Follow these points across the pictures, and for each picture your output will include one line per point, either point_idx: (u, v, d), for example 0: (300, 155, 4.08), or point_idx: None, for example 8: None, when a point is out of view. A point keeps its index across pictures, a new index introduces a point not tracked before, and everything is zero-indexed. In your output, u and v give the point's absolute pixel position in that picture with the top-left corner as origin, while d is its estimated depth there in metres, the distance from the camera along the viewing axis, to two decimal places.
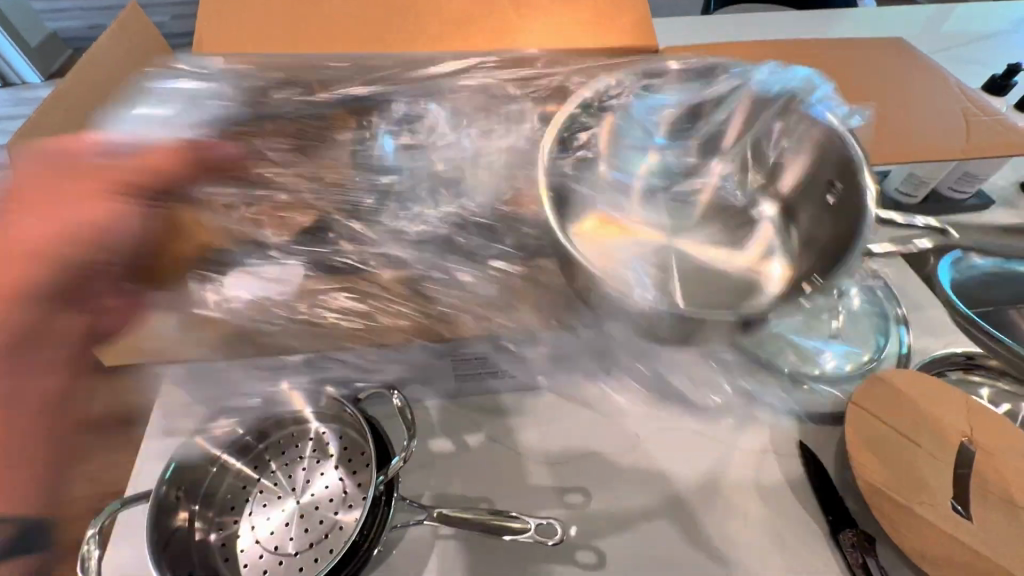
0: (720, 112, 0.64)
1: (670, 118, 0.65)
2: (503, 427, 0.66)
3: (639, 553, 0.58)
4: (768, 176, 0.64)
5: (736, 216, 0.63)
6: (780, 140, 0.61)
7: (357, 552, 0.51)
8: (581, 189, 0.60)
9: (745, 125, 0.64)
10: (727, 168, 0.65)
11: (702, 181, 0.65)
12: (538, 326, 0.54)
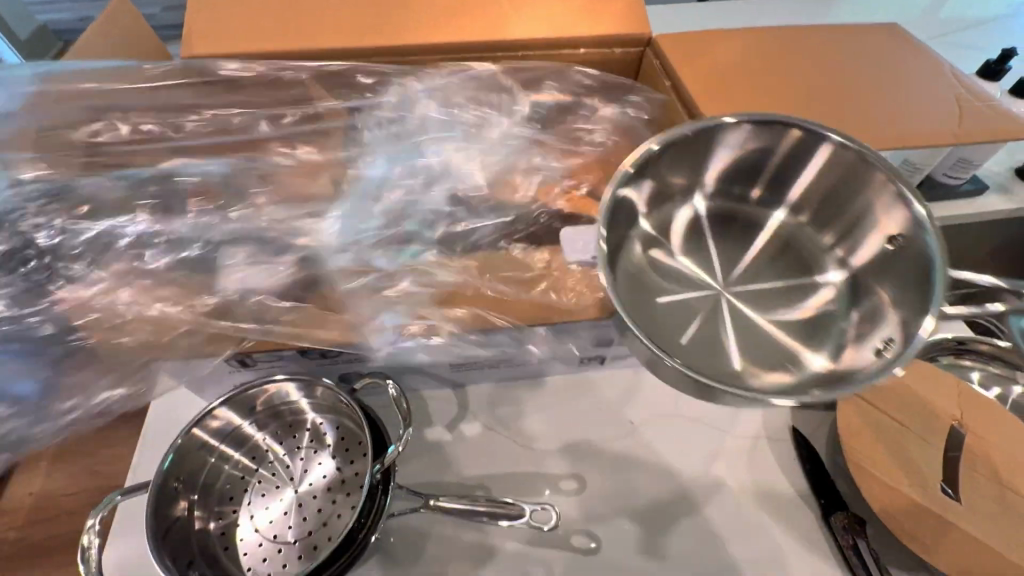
0: (796, 167, 0.59)
1: (725, 170, 0.61)
2: (501, 416, 0.66)
3: (633, 537, 0.59)
4: (845, 236, 0.59)
5: (795, 274, 0.60)
6: (855, 215, 0.58)
7: (353, 542, 0.52)
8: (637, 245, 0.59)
9: (820, 179, 0.59)
10: (800, 225, 0.62)
11: (765, 237, 0.62)
12: (533, 317, 0.54)
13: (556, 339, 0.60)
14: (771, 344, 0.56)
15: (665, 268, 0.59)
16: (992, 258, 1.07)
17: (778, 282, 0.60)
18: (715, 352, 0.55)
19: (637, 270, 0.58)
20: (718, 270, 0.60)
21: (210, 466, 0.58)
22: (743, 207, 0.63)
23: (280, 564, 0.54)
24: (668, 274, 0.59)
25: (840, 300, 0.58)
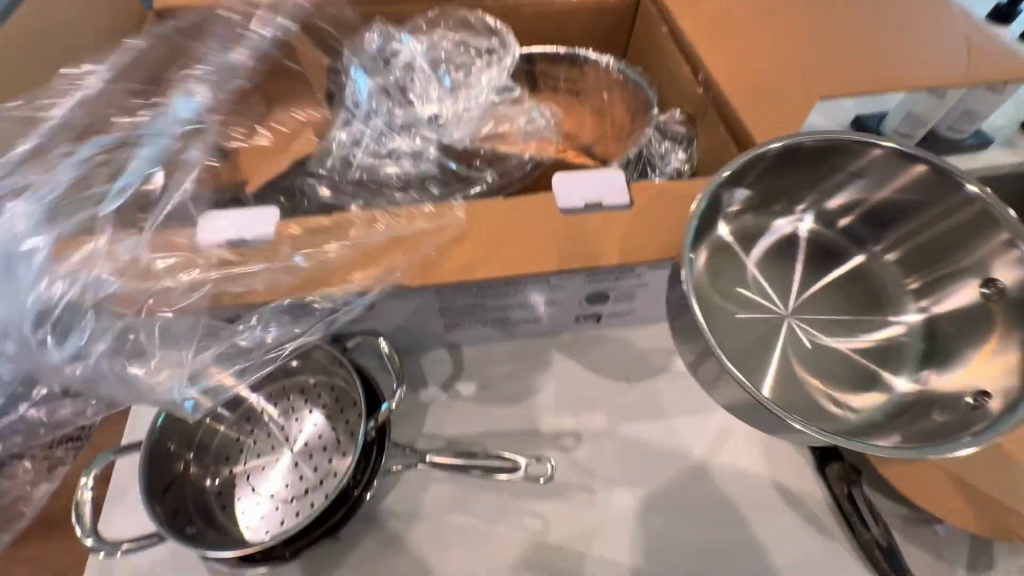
0: (905, 214, 0.56)
1: (838, 200, 0.58)
2: (499, 375, 0.65)
3: (631, 491, 0.59)
4: (928, 283, 0.57)
5: (863, 305, 0.59)
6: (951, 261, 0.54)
7: (350, 496, 0.52)
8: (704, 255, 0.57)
9: (927, 227, 0.55)
10: (885, 261, 0.59)
11: (846, 271, 0.60)
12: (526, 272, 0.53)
13: (554, 294, 0.59)
14: (840, 368, 0.56)
15: (733, 265, 0.58)
16: None
17: (847, 312, 0.58)
18: (794, 377, 0.55)
19: (709, 279, 0.57)
20: (795, 293, 0.59)
21: (203, 426, 0.57)
22: (826, 232, 0.60)
23: (277, 521, 0.54)
24: (743, 293, 0.57)
25: (912, 341, 0.56)
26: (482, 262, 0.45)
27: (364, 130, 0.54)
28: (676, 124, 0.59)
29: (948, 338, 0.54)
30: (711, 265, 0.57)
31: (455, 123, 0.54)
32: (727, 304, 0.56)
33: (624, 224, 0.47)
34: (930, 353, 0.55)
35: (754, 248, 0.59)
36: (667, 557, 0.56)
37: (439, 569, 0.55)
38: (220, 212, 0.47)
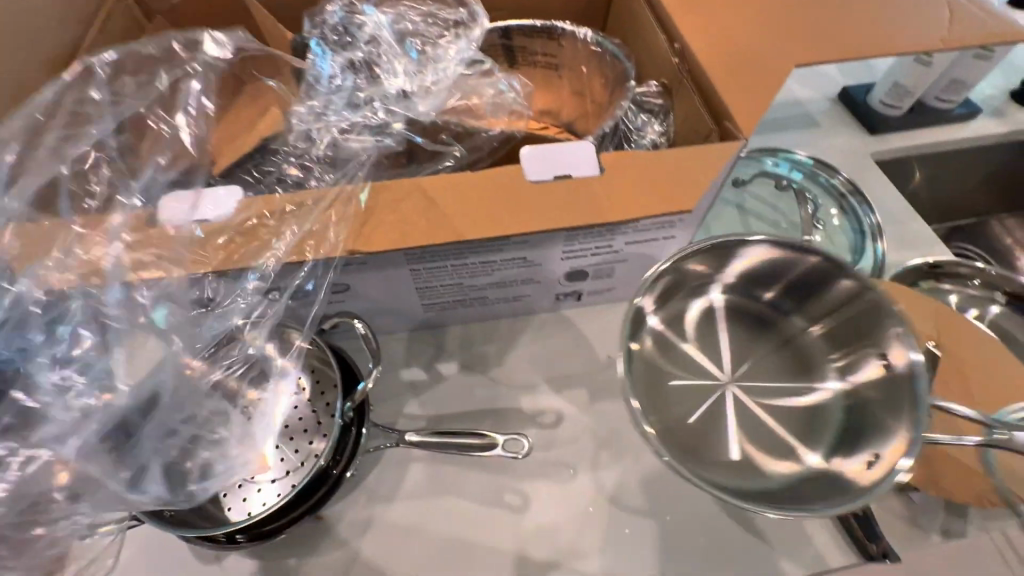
0: (818, 285, 0.56)
1: (757, 271, 0.57)
2: (480, 356, 0.65)
3: (611, 468, 0.59)
4: (850, 360, 0.55)
5: (790, 373, 0.58)
6: (851, 333, 0.55)
7: (329, 476, 0.53)
8: (652, 337, 0.57)
9: (839, 305, 0.55)
10: (812, 333, 0.58)
11: (773, 338, 0.59)
12: (500, 252, 0.53)
13: (531, 273, 0.58)
14: (759, 436, 0.54)
15: (670, 353, 0.58)
16: (984, 188, 1.05)
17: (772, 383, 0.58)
18: (714, 442, 0.54)
19: (645, 362, 0.56)
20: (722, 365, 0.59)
21: None
22: (754, 305, 0.60)
23: (257, 504, 0.52)
24: (674, 368, 0.57)
25: (835, 410, 0.54)
26: (446, 229, 0.44)
27: (329, 104, 0.52)
28: (653, 97, 0.59)
29: (861, 409, 0.52)
30: (655, 346, 0.57)
31: (423, 97, 0.52)
32: (660, 386, 0.56)
33: (594, 192, 0.46)
34: (844, 425, 0.52)
35: (699, 332, 0.59)
36: (651, 530, 0.56)
37: (421, 547, 0.55)
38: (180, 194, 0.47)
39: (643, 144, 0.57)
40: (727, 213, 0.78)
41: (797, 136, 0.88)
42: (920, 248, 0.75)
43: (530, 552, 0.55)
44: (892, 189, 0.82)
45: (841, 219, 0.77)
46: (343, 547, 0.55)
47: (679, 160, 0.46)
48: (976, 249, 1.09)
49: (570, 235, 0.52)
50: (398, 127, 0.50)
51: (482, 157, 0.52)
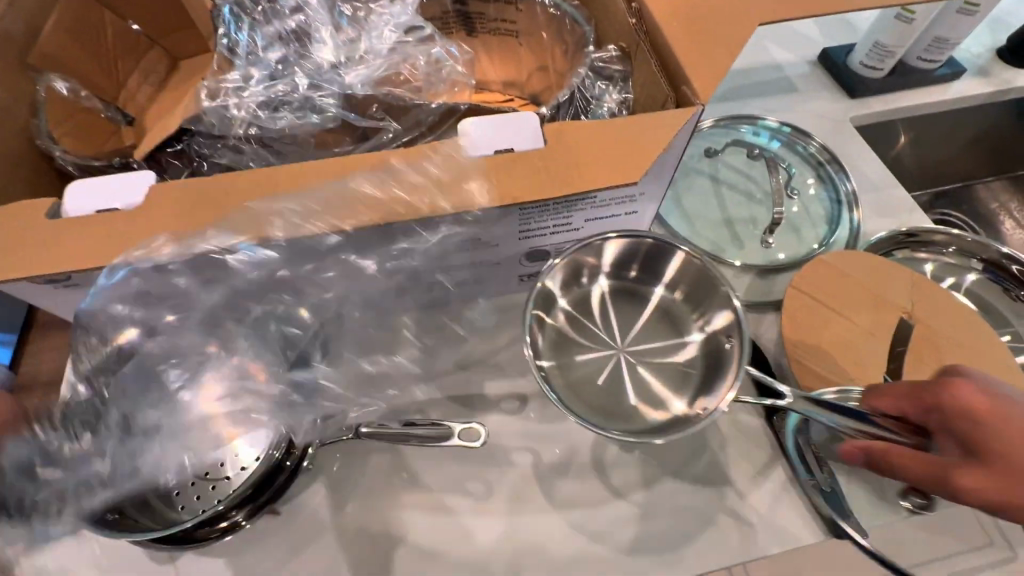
0: (665, 254, 0.56)
1: (623, 256, 0.57)
2: (441, 341, 0.62)
3: (576, 453, 0.58)
4: (707, 320, 0.55)
5: (665, 338, 0.57)
6: (697, 296, 0.56)
7: (284, 468, 0.53)
8: (561, 311, 0.57)
9: (683, 270, 0.56)
10: (675, 300, 0.58)
11: (651, 312, 0.59)
12: (447, 234, 0.50)
13: (487, 254, 0.55)
14: (628, 396, 0.54)
15: (581, 329, 0.58)
16: (969, 152, 1.02)
17: (643, 346, 0.58)
18: (617, 403, 0.54)
19: (552, 339, 0.56)
20: (613, 333, 0.58)
21: None
22: (625, 283, 0.59)
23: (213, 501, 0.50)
24: (582, 342, 0.57)
25: (697, 368, 0.55)
26: (377, 211, 0.41)
27: (254, 79, 0.48)
28: (613, 63, 0.55)
29: (715, 363, 0.53)
30: (569, 322, 0.58)
31: (358, 68, 0.49)
32: (566, 359, 0.56)
33: (550, 165, 0.42)
34: (701, 381, 0.53)
35: (601, 313, 0.58)
36: (615, 514, 0.55)
37: (382, 542, 0.54)
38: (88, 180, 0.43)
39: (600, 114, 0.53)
40: (700, 184, 0.75)
41: (773, 102, 0.84)
42: (897, 216, 0.73)
43: (493, 544, 0.54)
44: (870, 155, 0.79)
45: (818, 188, 0.74)
46: (301, 542, 0.54)
47: (637, 130, 0.43)
48: (961, 215, 1.07)
49: (523, 214, 0.49)
50: (329, 105, 0.47)
51: (421, 133, 0.48)
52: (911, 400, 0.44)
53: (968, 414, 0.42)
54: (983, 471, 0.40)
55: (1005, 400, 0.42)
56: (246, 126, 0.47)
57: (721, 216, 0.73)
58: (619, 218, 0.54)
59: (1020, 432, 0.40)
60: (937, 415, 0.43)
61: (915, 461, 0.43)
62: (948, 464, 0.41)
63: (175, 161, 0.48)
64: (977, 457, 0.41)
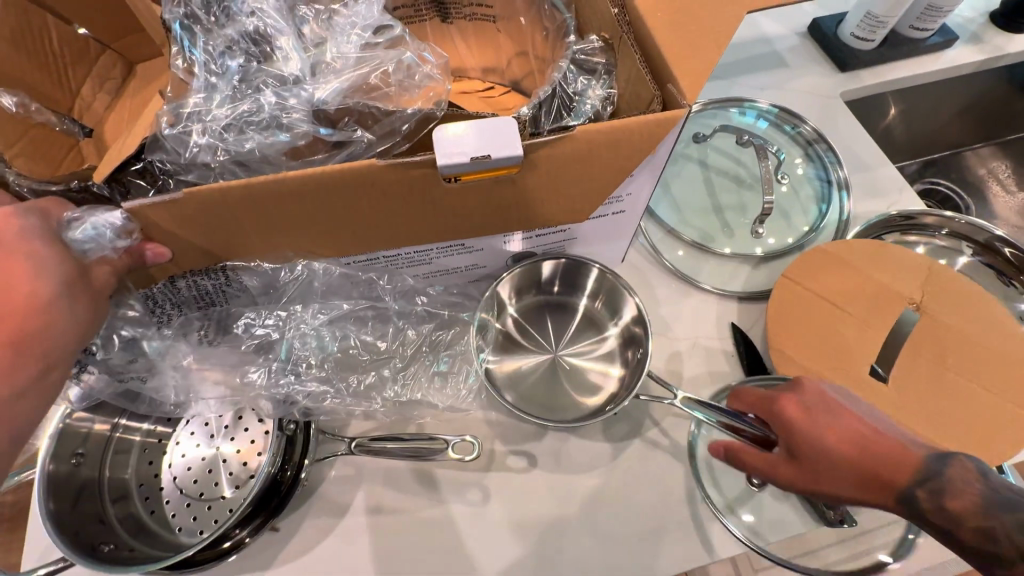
0: (585, 270, 0.59)
1: (555, 270, 0.59)
2: (437, 341, 0.58)
3: (575, 457, 0.56)
4: (624, 327, 0.59)
5: (592, 345, 0.60)
6: (608, 306, 0.60)
7: (284, 480, 0.51)
8: (509, 317, 0.60)
9: (599, 280, 0.59)
10: (596, 307, 0.61)
11: (579, 323, 0.61)
12: (431, 243, 0.48)
13: (475, 257, 0.53)
14: (551, 394, 0.57)
15: (525, 333, 0.60)
16: (958, 120, 1.00)
17: (570, 347, 0.60)
18: (550, 400, 0.56)
19: (498, 338, 0.59)
20: (551, 337, 0.60)
21: (114, 438, 0.54)
22: (555, 294, 0.61)
23: (211, 520, 0.51)
24: (525, 344, 0.59)
25: (617, 372, 0.58)
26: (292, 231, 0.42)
27: (214, 94, 0.45)
28: (596, 55, 0.52)
29: (631, 370, 0.56)
30: (516, 328, 0.60)
31: (326, 78, 0.46)
32: (515, 361, 0.58)
33: (531, 191, 0.43)
34: (618, 384, 0.57)
35: (549, 319, 0.61)
36: (618, 518, 0.54)
37: (381, 560, 0.52)
38: (70, 218, 0.38)
39: (584, 112, 0.51)
40: (689, 171, 0.74)
41: (761, 80, 0.82)
42: (888, 196, 0.72)
43: (496, 554, 0.52)
44: (859, 133, 0.77)
45: (806, 168, 0.73)
46: (297, 563, 0.52)
47: (617, 146, 0.41)
48: (951, 185, 1.06)
49: (505, 224, 0.47)
50: (299, 122, 0.44)
51: (397, 142, 0.45)
52: (758, 406, 0.46)
53: (784, 421, 0.42)
54: (791, 466, 0.42)
55: (827, 408, 0.42)
56: (209, 146, 0.43)
57: (711, 203, 0.71)
58: (606, 217, 0.52)
59: (837, 438, 0.40)
60: (769, 419, 0.44)
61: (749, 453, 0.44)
62: (771, 459, 0.43)
63: (138, 182, 0.44)
64: (789, 455, 0.42)
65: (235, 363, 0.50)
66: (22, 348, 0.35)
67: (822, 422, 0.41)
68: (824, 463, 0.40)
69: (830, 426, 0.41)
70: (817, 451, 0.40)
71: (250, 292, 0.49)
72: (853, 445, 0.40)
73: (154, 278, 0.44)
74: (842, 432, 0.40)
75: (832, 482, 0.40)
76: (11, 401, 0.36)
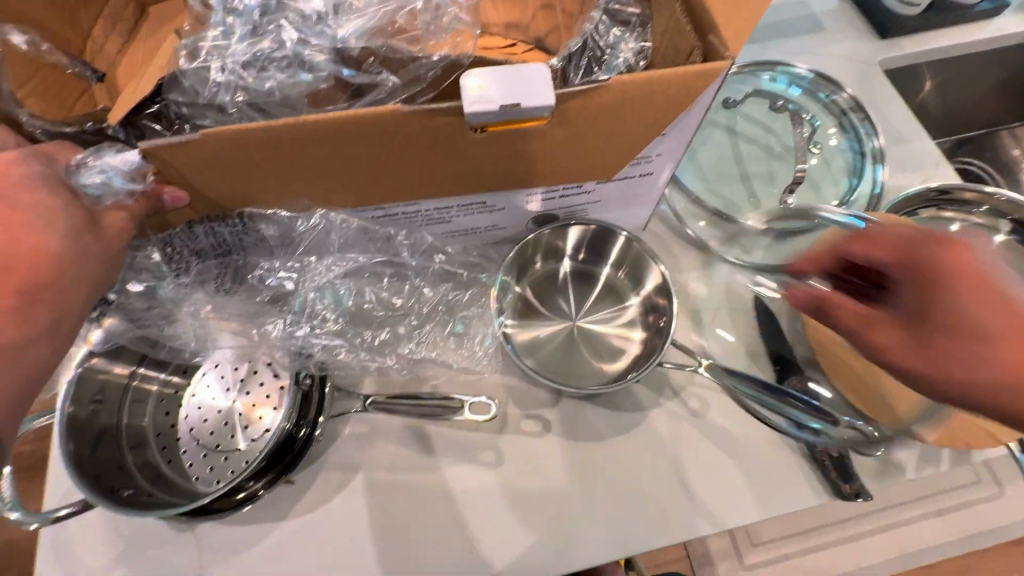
0: (609, 237, 0.58)
1: (579, 236, 0.58)
2: (453, 301, 0.57)
3: (591, 424, 0.56)
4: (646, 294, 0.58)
5: (611, 313, 0.59)
6: (631, 275, 0.59)
7: (298, 437, 0.52)
8: (529, 281, 0.59)
9: (624, 247, 0.58)
10: (618, 276, 0.60)
11: (600, 291, 0.60)
12: (452, 198, 0.46)
13: (495, 217, 0.52)
14: (570, 360, 0.56)
15: (545, 298, 0.59)
16: (999, 95, 0.96)
17: (591, 314, 0.59)
18: (568, 366, 0.56)
19: (517, 303, 0.58)
20: (571, 304, 0.59)
21: (132, 386, 0.54)
22: (576, 261, 0.60)
23: (227, 471, 0.52)
24: (544, 309, 0.59)
25: (635, 340, 0.57)
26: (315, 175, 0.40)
27: (234, 34, 0.43)
28: (627, 7, 0.49)
29: (651, 338, 0.56)
30: (535, 292, 0.59)
31: (350, 18, 0.44)
32: (533, 325, 0.58)
33: (559, 145, 0.42)
34: (637, 353, 0.56)
35: (570, 286, 0.60)
36: (633, 484, 0.54)
37: (396, 516, 0.52)
38: (79, 159, 0.37)
39: (615, 66, 0.47)
40: (716, 138, 0.71)
41: (796, 45, 0.78)
42: (923, 170, 0.69)
43: (509, 515, 0.52)
44: (897, 103, 0.74)
45: (839, 139, 0.70)
46: (313, 516, 0.52)
47: (656, 100, 0.39)
48: (983, 164, 1.02)
49: (529, 182, 0.46)
50: (322, 63, 0.42)
51: (422, 90, 0.43)
52: (893, 254, 0.42)
53: (942, 282, 0.39)
54: (903, 338, 0.41)
55: (997, 279, 0.39)
56: (230, 87, 0.42)
57: (738, 172, 0.69)
58: (632, 179, 0.50)
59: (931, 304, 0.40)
60: (911, 273, 0.41)
61: (876, 238, 0.43)
62: (874, 320, 0.42)
63: (153, 125, 0.42)
64: (923, 358, 0.40)
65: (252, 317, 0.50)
66: (37, 293, 0.35)
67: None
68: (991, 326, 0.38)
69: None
70: (953, 309, 0.39)
71: (267, 242, 0.48)
72: (911, 237, 0.41)
73: (171, 223, 0.42)
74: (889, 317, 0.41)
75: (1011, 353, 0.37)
76: (27, 347, 0.35)
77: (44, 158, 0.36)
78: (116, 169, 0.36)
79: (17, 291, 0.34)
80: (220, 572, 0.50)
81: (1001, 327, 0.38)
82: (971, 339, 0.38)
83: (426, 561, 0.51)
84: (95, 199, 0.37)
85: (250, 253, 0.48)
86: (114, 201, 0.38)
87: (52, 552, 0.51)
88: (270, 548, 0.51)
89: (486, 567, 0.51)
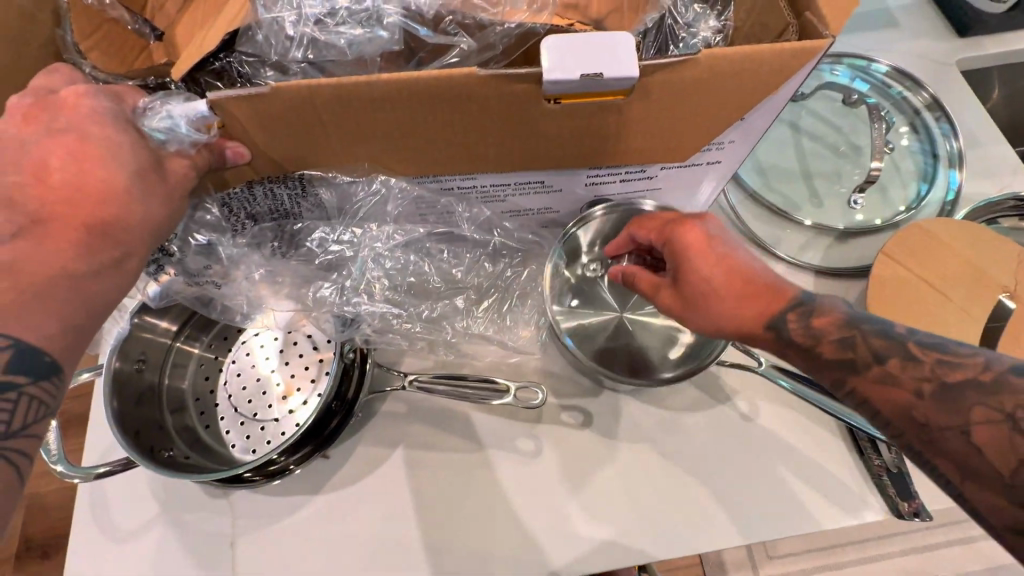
0: None
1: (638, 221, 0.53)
2: (510, 279, 0.56)
3: (633, 419, 0.54)
4: None
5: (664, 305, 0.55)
6: None
7: (335, 415, 0.50)
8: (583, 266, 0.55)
9: None
10: None
11: None
12: (513, 175, 0.45)
13: (551, 200, 0.50)
14: (619, 352, 0.53)
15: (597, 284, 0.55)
16: None
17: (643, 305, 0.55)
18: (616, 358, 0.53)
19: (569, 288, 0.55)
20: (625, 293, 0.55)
21: (175, 347, 0.54)
22: None
23: (264, 441, 0.51)
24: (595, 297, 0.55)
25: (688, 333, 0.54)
26: (386, 140, 0.39)
27: None
28: None
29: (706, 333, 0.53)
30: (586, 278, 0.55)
31: None
32: (583, 312, 0.54)
33: (636, 121, 0.39)
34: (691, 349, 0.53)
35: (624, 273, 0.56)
36: (676, 483, 0.52)
37: (428, 497, 0.51)
38: (149, 101, 0.36)
39: (694, 44, 0.44)
40: (778, 133, 0.68)
41: (869, 39, 0.74)
42: (999, 177, 0.65)
43: (543, 504, 0.51)
44: (976, 106, 0.70)
45: (911, 140, 0.66)
46: (345, 492, 0.51)
47: (748, 75, 0.36)
48: None
49: (596, 162, 0.44)
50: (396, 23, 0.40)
51: (495, 57, 0.42)
52: (658, 231, 0.45)
53: (683, 247, 0.42)
54: (675, 293, 0.42)
55: (726, 242, 0.42)
56: (303, 43, 0.40)
57: (799, 169, 0.66)
58: (699, 167, 0.47)
59: (722, 267, 0.40)
60: (665, 242, 0.44)
61: (648, 220, 0.47)
62: (661, 284, 0.44)
63: (215, 83, 0.41)
64: (697, 308, 0.41)
65: (307, 286, 0.50)
66: (102, 238, 0.34)
67: (966, 398, 0.33)
68: (713, 279, 0.40)
69: (947, 407, 0.33)
70: (694, 269, 0.41)
71: (324, 207, 0.47)
72: (670, 218, 0.45)
73: (231, 181, 0.41)
74: (731, 265, 0.40)
75: (718, 309, 0.40)
76: (85, 281, 0.33)
77: (114, 98, 0.36)
78: (181, 114, 0.35)
79: (83, 225, 0.33)
80: (251, 539, 0.50)
81: (719, 274, 0.40)
82: (710, 296, 0.40)
83: (455, 543, 0.49)
84: (161, 145, 0.36)
85: (306, 216, 0.48)
86: (178, 149, 0.37)
87: (88, 509, 0.51)
88: (299, 523, 0.50)
89: (516, 556, 0.49)
